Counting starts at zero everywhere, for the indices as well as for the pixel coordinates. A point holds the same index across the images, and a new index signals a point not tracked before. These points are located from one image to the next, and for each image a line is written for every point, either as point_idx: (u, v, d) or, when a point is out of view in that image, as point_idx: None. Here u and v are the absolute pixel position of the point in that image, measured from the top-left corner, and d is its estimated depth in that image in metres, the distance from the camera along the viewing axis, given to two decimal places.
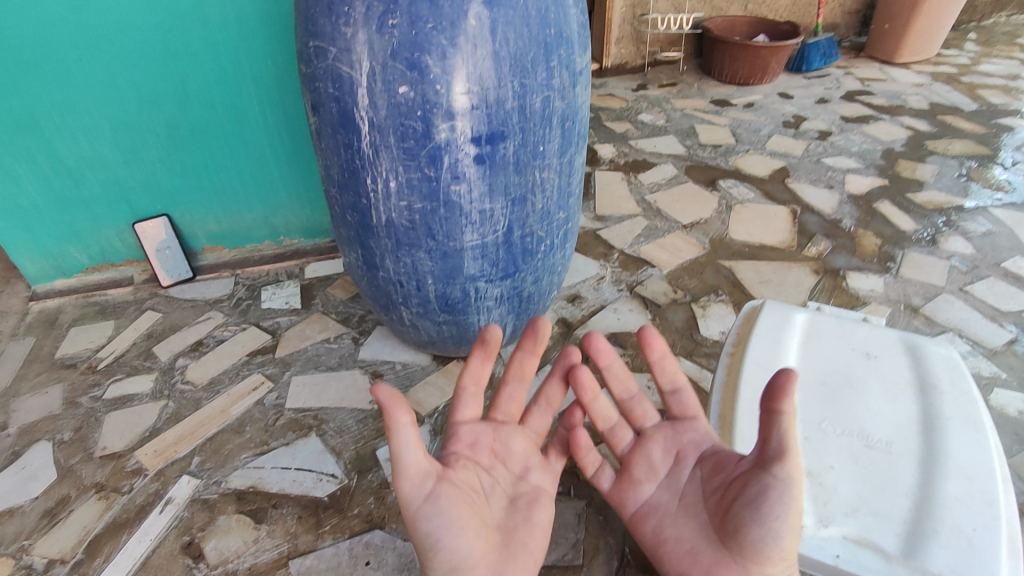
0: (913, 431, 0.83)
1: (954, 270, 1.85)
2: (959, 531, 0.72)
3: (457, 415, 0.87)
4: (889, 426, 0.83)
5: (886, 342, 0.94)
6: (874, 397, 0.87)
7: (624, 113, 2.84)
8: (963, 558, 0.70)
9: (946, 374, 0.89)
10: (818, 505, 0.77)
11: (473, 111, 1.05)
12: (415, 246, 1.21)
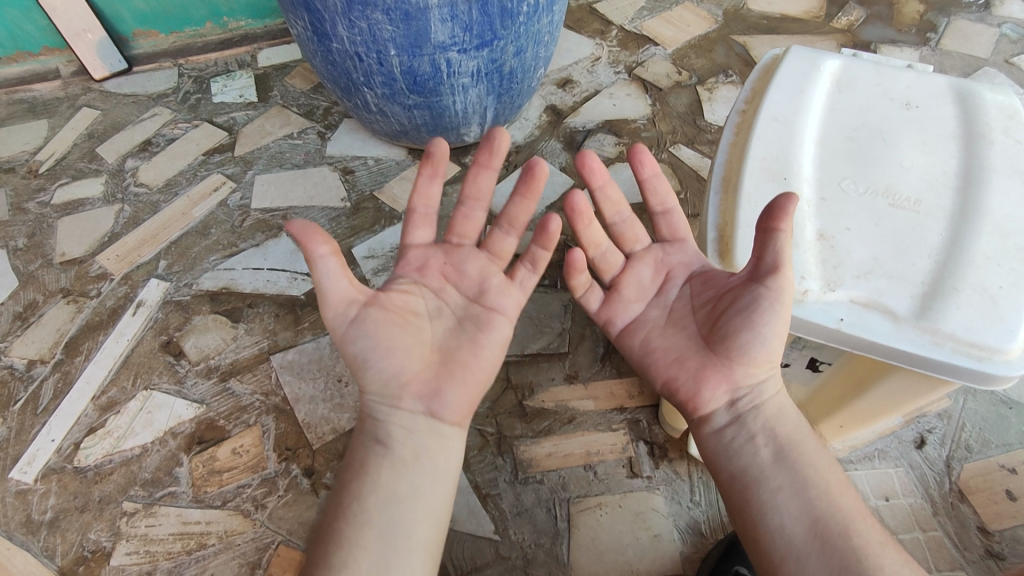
0: (951, 182, 0.61)
1: (1002, 40, 1.61)
2: (985, 290, 0.55)
3: (406, 239, 0.76)
4: (922, 178, 0.62)
5: (932, 81, 0.70)
6: (908, 146, 0.64)
7: None
8: (986, 319, 0.54)
9: (1005, 114, 0.65)
10: (823, 269, 0.58)
11: None
12: (370, 4, 0.99)
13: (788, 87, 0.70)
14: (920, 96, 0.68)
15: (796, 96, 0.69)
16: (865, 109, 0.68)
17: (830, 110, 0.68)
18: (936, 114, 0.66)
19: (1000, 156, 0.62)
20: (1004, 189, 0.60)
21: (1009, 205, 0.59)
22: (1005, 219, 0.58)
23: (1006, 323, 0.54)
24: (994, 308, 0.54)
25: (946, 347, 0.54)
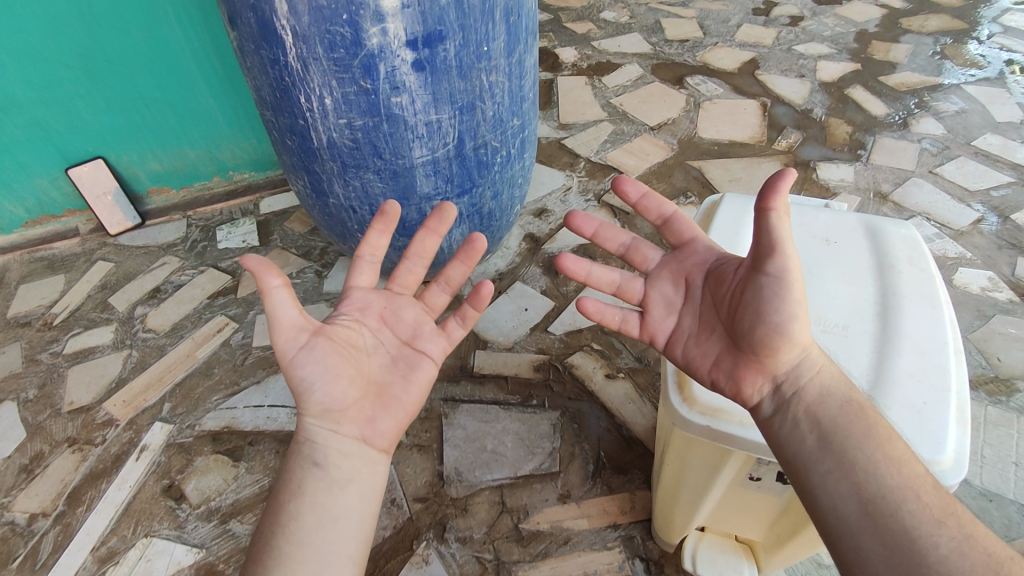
0: (870, 307, 0.71)
1: (924, 153, 1.81)
2: (909, 406, 0.62)
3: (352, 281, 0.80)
4: (845, 307, 0.71)
5: (844, 219, 0.82)
6: (830, 278, 0.75)
7: (586, 12, 2.64)
8: (913, 432, 0.61)
9: (905, 248, 0.77)
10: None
11: (405, 10, 0.94)
12: (362, 167, 1.14)
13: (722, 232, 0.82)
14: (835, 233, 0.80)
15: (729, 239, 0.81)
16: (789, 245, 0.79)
17: None
18: (850, 249, 0.78)
19: (906, 285, 0.73)
20: (913, 313, 0.70)
21: (918, 327, 0.68)
22: (919, 340, 0.67)
23: (934, 434, 0.60)
24: (920, 421, 0.61)
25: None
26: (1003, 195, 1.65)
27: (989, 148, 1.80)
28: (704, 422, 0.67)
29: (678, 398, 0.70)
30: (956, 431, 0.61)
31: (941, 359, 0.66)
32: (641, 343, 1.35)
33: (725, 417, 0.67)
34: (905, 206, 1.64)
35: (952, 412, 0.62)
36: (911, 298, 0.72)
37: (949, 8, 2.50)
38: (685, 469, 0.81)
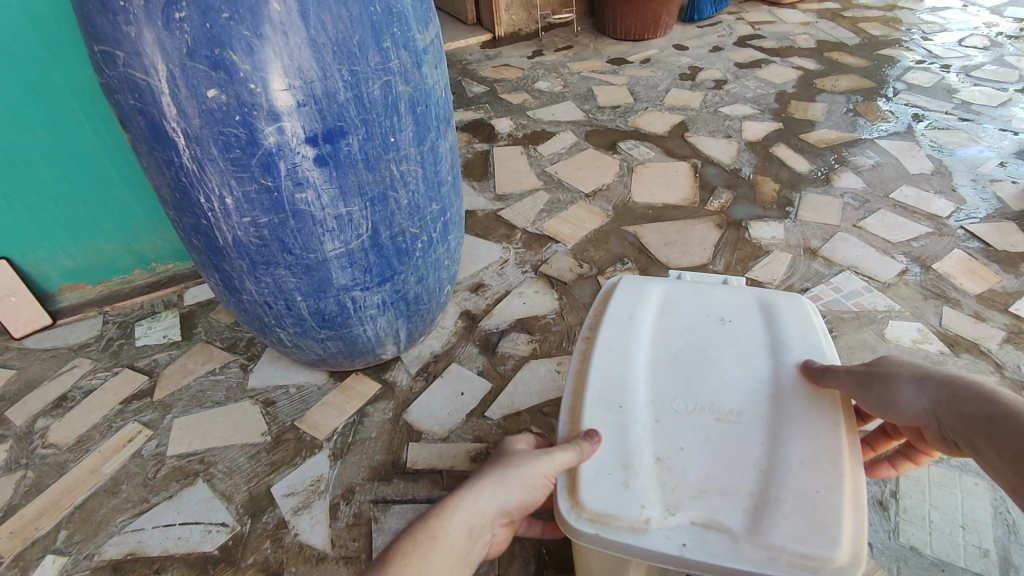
0: (762, 397, 0.81)
1: (848, 207, 1.87)
2: (803, 497, 0.70)
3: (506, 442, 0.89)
4: (740, 396, 0.81)
5: (742, 302, 0.95)
6: (727, 366, 0.85)
7: (520, 83, 2.71)
8: (810, 526, 0.68)
9: (797, 328, 0.89)
10: (662, 493, 0.72)
11: (300, 108, 0.92)
12: (273, 263, 1.09)
13: (627, 318, 0.92)
14: (731, 314, 0.92)
15: (632, 327, 0.91)
16: (693, 334, 0.90)
17: (661, 334, 0.90)
18: (745, 333, 0.89)
19: (798, 369, 0.83)
20: (804, 400, 0.79)
21: (806, 413, 0.78)
22: (811, 429, 0.76)
23: (827, 530, 0.67)
24: (814, 514, 0.68)
25: (781, 561, 0.66)
26: (925, 246, 1.70)
27: (907, 199, 1.87)
28: (593, 530, 0.70)
29: (567, 504, 0.72)
30: (849, 520, 0.68)
31: (831, 445, 0.74)
32: None
33: (613, 522, 0.70)
34: (834, 261, 1.66)
35: (843, 501, 0.69)
36: (800, 381, 0.82)
37: (858, 68, 2.66)
38: (587, 565, 0.83)
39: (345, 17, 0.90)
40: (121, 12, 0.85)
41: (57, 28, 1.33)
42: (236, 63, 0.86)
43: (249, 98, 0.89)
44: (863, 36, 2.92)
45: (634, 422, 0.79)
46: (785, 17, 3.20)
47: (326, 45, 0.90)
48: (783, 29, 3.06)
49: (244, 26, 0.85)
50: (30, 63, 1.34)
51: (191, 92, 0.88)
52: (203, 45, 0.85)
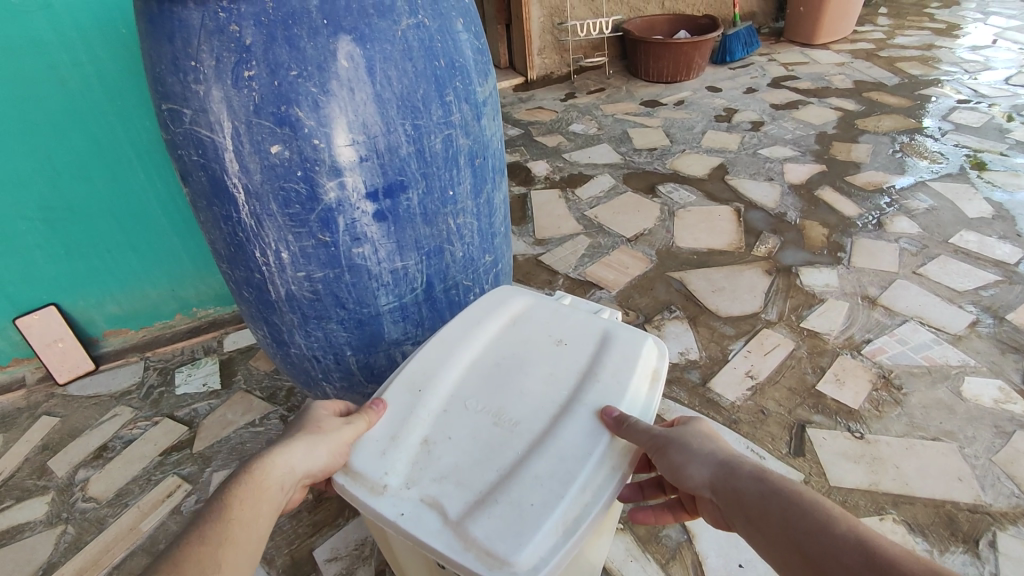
0: (552, 411, 0.72)
1: (904, 252, 1.80)
2: (516, 506, 0.62)
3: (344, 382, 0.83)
4: (528, 407, 0.72)
5: (591, 325, 0.83)
6: (533, 378, 0.76)
7: (555, 126, 2.71)
8: (507, 533, 0.60)
9: (622, 360, 0.76)
10: (409, 469, 0.69)
11: (362, 163, 0.90)
12: (324, 317, 1.06)
13: (475, 313, 0.86)
14: (573, 337, 0.81)
15: (474, 319, 0.85)
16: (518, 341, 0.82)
17: (498, 338, 0.83)
18: (575, 354, 0.79)
19: (593, 397, 0.72)
20: (578, 427, 0.69)
21: (575, 437, 0.68)
22: (566, 449, 0.67)
23: (520, 535, 0.60)
24: (516, 522, 0.61)
25: (470, 553, 0.60)
26: (993, 294, 1.61)
27: (968, 245, 1.79)
28: (344, 481, 0.70)
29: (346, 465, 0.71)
30: (553, 541, 0.60)
31: (573, 471, 0.65)
32: None
33: (359, 480, 0.69)
34: (895, 311, 1.59)
35: (553, 521, 0.61)
36: (590, 410, 0.71)
37: (900, 108, 2.62)
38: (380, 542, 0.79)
39: (410, 72, 0.89)
40: (190, 70, 0.85)
41: (120, 82, 1.36)
42: (301, 119, 0.85)
43: (312, 154, 0.87)
44: (902, 76, 2.89)
45: (420, 405, 0.74)
46: (818, 58, 3.19)
47: (390, 100, 0.89)
48: (817, 69, 3.05)
49: (311, 82, 0.84)
50: (92, 117, 1.36)
51: (254, 148, 0.87)
52: (270, 102, 0.84)
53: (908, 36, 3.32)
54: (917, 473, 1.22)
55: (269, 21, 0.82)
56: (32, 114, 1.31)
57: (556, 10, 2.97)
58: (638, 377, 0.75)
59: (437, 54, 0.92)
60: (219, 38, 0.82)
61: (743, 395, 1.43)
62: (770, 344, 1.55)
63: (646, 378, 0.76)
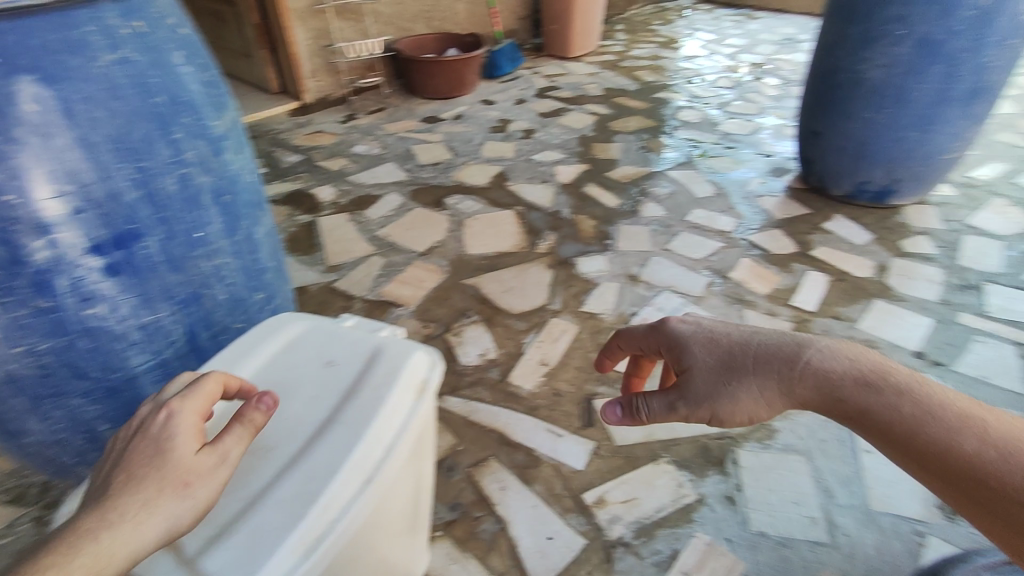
0: (306, 432, 0.72)
1: (655, 233, 2.11)
2: (252, 534, 0.62)
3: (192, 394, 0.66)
4: (280, 431, 0.72)
5: (363, 345, 0.84)
6: (294, 403, 0.76)
7: (337, 149, 2.67)
8: (237, 561, 0.60)
9: (387, 375, 0.78)
10: None
11: (76, 216, 0.81)
12: (63, 394, 0.92)
13: (242, 343, 0.86)
14: (342, 357, 0.82)
15: (241, 350, 0.85)
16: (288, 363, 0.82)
17: (267, 367, 0.82)
18: (340, 373, 0.80)
19: (349, 414, 0.73)
20: (331, 442, 0.70)
21: (323, 454, 0.68)
22: (315, 466, 0.67)
23: (253, 563, 0.59)
24: (247, 550, 0.60)
25: None
26: (722, 258, 1.95)
27: (700, 220, 2.15)
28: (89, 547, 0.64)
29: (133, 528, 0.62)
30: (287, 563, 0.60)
31: (314, 490, 0.65)
32: (452, 490, 1.31)
33: None
34: (654, 284, 1.85)
35: (288, 539, 0.61)
36: (343, 426, 0.72)
37: (641, 110, 3.05)
38: None
39: (122, 111, 0.83)
40: None
41: None
42: None
43: (3, 212, 0.76)
44: (640, 83, 3.37)
45: None
46: (574, 69, 3.57)
47: (100, 143, 0.81)
48: (574, 80, 3.41)
49: None
50: None
51: None
52: None
53: (641, 48, 3.88)
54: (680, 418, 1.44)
55: None
56: None
57: (321, 33, 2.92)
58: (400, 390, 0.77)
59: (153, 91, 0.86)
60: None
61: (538, 383, 1.56)
62: (557, 331, 1.71)
63: (412, 391, 0.79)
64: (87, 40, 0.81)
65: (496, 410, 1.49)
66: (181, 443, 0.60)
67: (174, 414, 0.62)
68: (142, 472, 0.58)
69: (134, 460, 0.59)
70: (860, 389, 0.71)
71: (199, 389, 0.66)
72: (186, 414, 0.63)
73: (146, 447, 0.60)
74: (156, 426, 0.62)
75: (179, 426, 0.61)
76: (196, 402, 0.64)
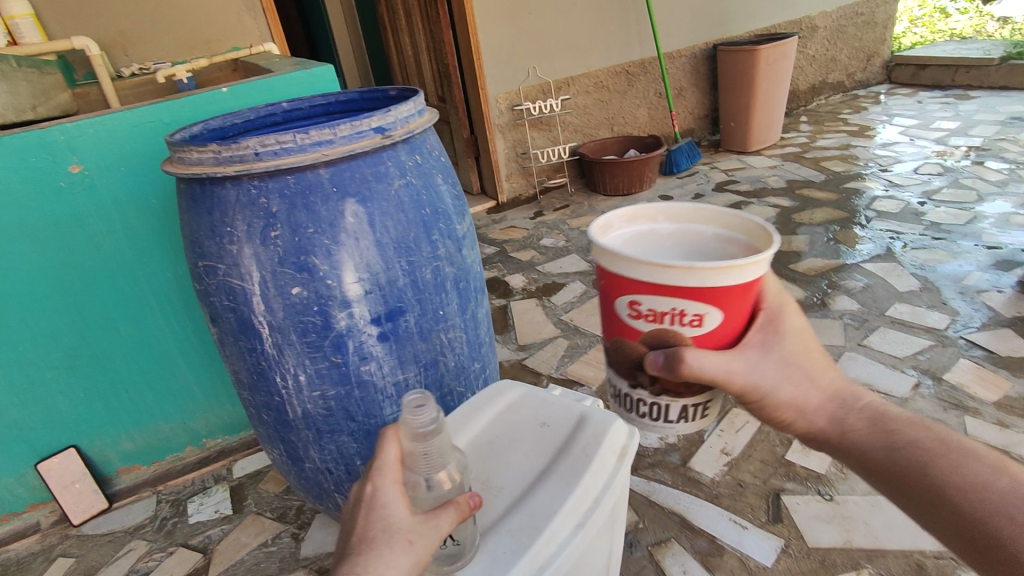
0: (531, 480, 0.89)
1: (849, 327, 2.02)
2: (501, 539, 0.80)
3: (378, 471, 0.71)
4: (511, 477, 0.90)
5: (572, 411, 0.99)
6: (518, 456, 0.93)
7: (527, 242, 2.99)
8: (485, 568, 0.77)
9: (596, 442, 0.92)
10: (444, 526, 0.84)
11: (368, 295, 1.09)
12: (337, 431, 1.21)
13: (478, 398, 1.03)
14: (554, 420, 0.98)
15: (478, 403, 1.02)
16: (586, 476, 0.88)
17: (506, 425, 0.99)
18: (555, 434, 0.96)
19: (559, 469, 0.89)
20: (546, 492, 0.86)
21: (542, 500, 0.85)
22: (557, 492, 0.86)
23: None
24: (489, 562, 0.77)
25: None
26: (930, 358, 1.83)
27: (903, 316, 2.03)
28: None
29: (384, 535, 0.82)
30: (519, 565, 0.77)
31: (540, 525, 0.81)
32: (633, 565, 1.35)
33: None
34: None
35: (524, 556, 0.78)
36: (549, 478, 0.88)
37: (829, 201, 2.96)
38: None
39: (403, 221, 1.11)
40: (226, 235, 1.05)
41: (146, 243, 1.58)
42: (317, 265, 1.05)
43: (326, 292, 1.07)
44: (828, 173, 3.28)
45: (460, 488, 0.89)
46: (755, 163, 3.60)
47: (388, 244, 1.10)
48: (755, 173, 3.45)
49: (325, 237, 1.05)
50: (122, 276, 1.59)
51: (278, 291, 1.06)
52: (291, 254, 1.04)
53: (829, 138, 3.78)
54: (886, 529, 1.35)
55: (291, 193, 1.03)
56: (72, 276, 1.53)
57: (518, 142, 3.40)
58: (605, 452, 0.91)
59: (423, 205, 1.14)
60: (251, 209, 1.03)
61: (720, 471, 1.57)
62: (740, 422, 1.71)
63: (615, 456, 0.92)
64: (363, 132, 1.05)
65: (677, 492, 1.52)
66: (393, 512, 0.68)
67: (377, 479, 0.70)
68: (361, 541, 0.67)
69: (363, 533, 0.68)
70: (782, 370, 0.83)
71: (387, 457, 0.72)
72: (390, 477, 0.70)
73: (366, 517, 0.68)
74: (364, 499, 0.70)
75: (389, 491, 0.69)
76: (394, 471, 0.71)
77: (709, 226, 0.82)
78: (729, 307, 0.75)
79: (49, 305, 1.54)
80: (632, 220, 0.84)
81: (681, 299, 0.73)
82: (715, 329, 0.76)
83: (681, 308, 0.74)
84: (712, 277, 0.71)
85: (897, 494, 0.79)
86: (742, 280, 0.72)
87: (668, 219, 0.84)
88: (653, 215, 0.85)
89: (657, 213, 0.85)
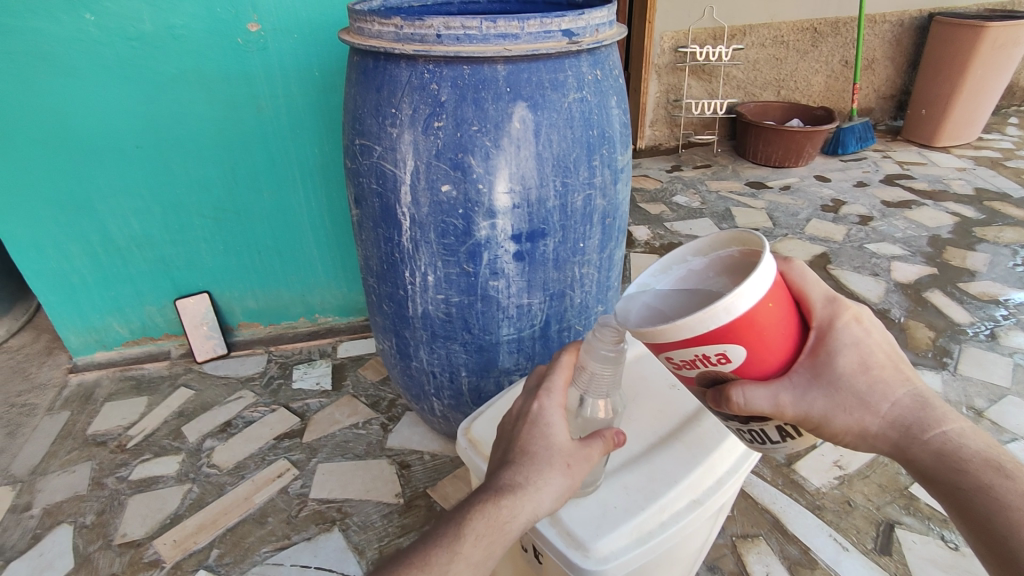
0: (654, 441, 0.83)
1: (1017, 369, 1.76)
2: (613, 493, 0.76)
3: (547, 391, 0.68)
4: (633, 432, 0.84)
5: None
6: (643, 412, 0.87)
7: (658, 195, 2.82)
8: (593, 517, 0.73)
9: None
10: None
11: (514, 210, 1.04)
12: (450, 338, 1.20)
13: None
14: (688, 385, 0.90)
15: None
16: (718, 449, 0.81)
17: (635, 377, 0.93)
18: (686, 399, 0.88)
19: (688, 439, 0.82)
20: (670, 458, 0.80)
21: (664, 466, 0.79)
22: (681, 461, 0.79)
23: (601, 527, 0.72)
24: (597, 512, 0.74)
25: (555, 529, 0.73)
26: None
27: None
28: (467, 442, 0.86)
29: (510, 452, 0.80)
30: (629, 524, 0.73)
31: (659, 490, 0.76)
32: (713, 550, 1.27)
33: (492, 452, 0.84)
34: (1004, 427, 1.55)
35: (635, 516, 0.73)
36: (676, 445, 0.82)
37: None
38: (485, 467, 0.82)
39: (569, 138, 1.02)
40: (389, 116, 1.02)
41: (303, 116, 1.61)
42: (472, 166, 1.00)
43: (474, 196, 1.02)
44: None
45: None
46: (939, 161, 3.14)
47: (548, 159, 1.02)
48: (936, 172, 3.01)
49: (487, 137, 0.99)
50: (275, 141, 1.63)
51: (428, 185, 1.03)
52: (449, 150, 1.00)
53: None
54: None
55: (463, 84, 0.97)
56: (234, 133, 1.60)
57: (673, 88, 3.16)
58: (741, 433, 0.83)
59: (592, 125, 1.05)
60: (419, 93, 0.99)
61: (829, 483, 1.43)
62: None
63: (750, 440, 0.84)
64: (550, 32, 0.97)
65: (775, 491, 1.41)
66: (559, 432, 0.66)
67: (545, 399, 0.68)
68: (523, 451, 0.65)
69: (525, 443, 0.65)
70: (833, 398, 0.64)
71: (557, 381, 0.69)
72: (556, 402, 0.68)
73: (531, 429, 0.66)
74: (532, 413, 0.67)
75: (555, 412, 0.67)
76: (559, 396, 0.69)
77: (731, 249, 0.70)
78: (753, 335, 0.62)
79: (209, 156, 1.62)
80: (661, 271, 0.74)
81: (696, 346, 0.63)
82: (747, 362, 0.64)
83: (702, 354, 0.64)
84: (699, 323, 0.61)
85: (968, 530, 0.65)
86: (739, 308, 0.61)
87: (697, 255, 0.72)
88: (683, 256, 0.73)
89: (682, 254, 0.73)
